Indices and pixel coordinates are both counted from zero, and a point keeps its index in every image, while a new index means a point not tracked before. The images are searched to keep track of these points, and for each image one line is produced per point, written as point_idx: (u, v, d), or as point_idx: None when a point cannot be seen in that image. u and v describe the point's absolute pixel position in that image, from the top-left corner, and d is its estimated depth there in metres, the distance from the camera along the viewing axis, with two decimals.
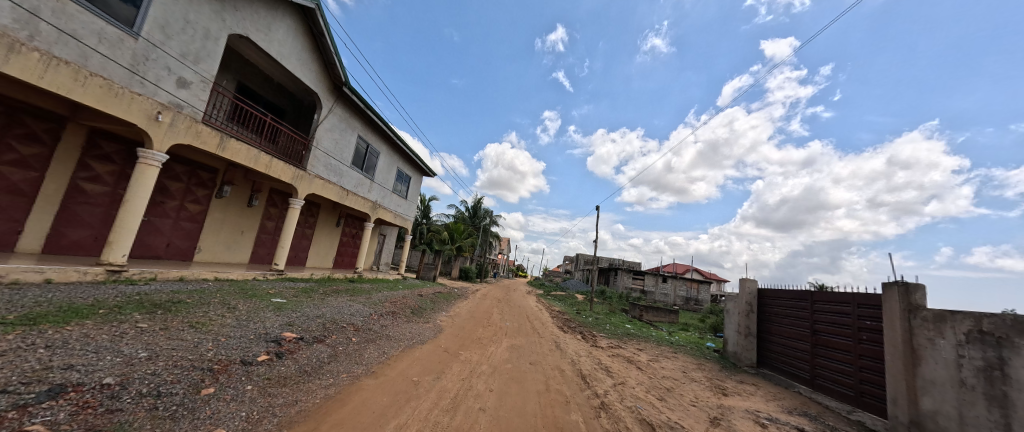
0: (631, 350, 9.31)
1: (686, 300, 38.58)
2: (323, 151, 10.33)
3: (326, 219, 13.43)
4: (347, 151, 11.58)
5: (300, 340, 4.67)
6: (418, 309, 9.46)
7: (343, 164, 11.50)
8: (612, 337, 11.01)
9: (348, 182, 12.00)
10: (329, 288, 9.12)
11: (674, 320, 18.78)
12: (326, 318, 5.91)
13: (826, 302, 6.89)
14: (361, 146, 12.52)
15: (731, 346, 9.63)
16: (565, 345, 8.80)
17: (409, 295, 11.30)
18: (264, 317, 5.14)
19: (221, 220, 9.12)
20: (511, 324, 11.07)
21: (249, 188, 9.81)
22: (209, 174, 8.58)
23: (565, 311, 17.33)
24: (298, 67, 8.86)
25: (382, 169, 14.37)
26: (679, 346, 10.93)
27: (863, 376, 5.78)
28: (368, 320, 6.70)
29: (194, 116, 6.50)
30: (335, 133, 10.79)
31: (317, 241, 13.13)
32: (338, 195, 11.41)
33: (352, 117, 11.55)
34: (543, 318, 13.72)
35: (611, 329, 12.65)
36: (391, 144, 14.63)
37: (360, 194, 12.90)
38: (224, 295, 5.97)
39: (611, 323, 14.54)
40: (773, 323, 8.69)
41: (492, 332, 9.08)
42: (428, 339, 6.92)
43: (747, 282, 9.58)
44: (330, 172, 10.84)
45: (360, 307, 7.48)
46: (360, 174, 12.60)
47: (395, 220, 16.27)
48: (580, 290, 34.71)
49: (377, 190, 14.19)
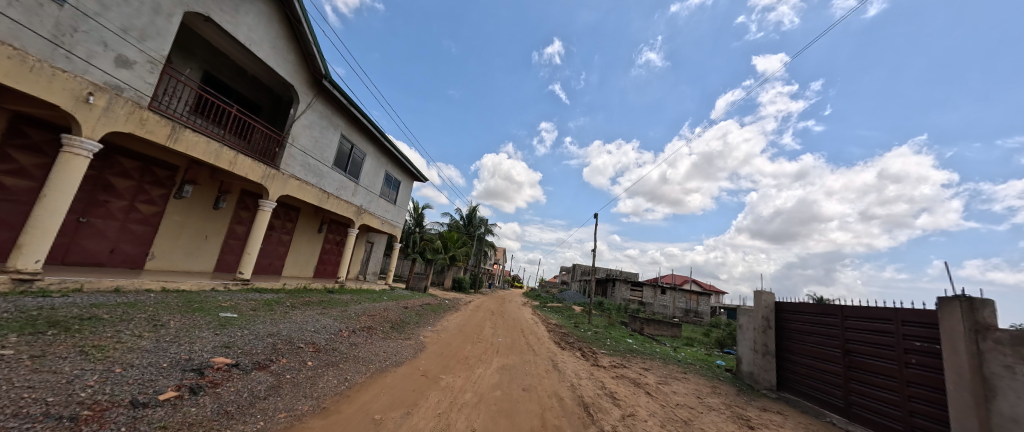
0: (636, 369, 8.37)
1: (686, 313, 37.53)
2: (300, 148, 9.53)
3: (306, 224, 12.51)
4: (329, 151, 10.80)
5: (233, 368, 3.70)
6: (399, 323, 8.50)
7: (324, 165, 10.70)
8: (614, 354, 10.06)
9: (329, 184, 11.16)
10: (299, 300, 8.13)
11: (677, 334, 17.82)
12: (280, 336, 4.96)
13: (860, 318, 6.11)
14: (344, 147, 11.75)
15: (746, 366, 8.77)
16: (563, 364, 7.84)
17: (392, 308, 10.30)
18: (196, 337, 4.18)
19: (181, 223, 8.20)
20: (504, 339, 10.06)
21: (217, 189, 8.94)
22: (167, 171, 7.71)
23: (562, 325, 16.31)
24: (271, 55, 8.19)
25: (368, 172, 13.58)
26: (688, 364, 10.00)
27: (914, 408, 4.98)
28: (335, 337, 5.76)
29: (137, 101, 5.71)
30: (314, 130, 10.02)
31: (295, 248, 12.18)
32: (317, 198, 10.56)
33: (335, 114, 10.83)
34: (539, 332, 12.72)
35: (612, 345, 11.67)
36: (378, 146, 13.89)
37: (343, 198, 12.07)
38: (158, 309, 5.00)
39: (611, 337, 13.56)
40: (793, 341, 7.89)
41: (482, 350, 8.10)
42: (406, 360, 5.96)
43: (761, 295, 8.83)
44: (308, 172, 10.04)
45: (328, 322, 6.53)
46: (342, 175, 11.79)
47: (383, 226, 15.38)
48: (578, 302, 33.61)
49: (363, 194, 13.37)
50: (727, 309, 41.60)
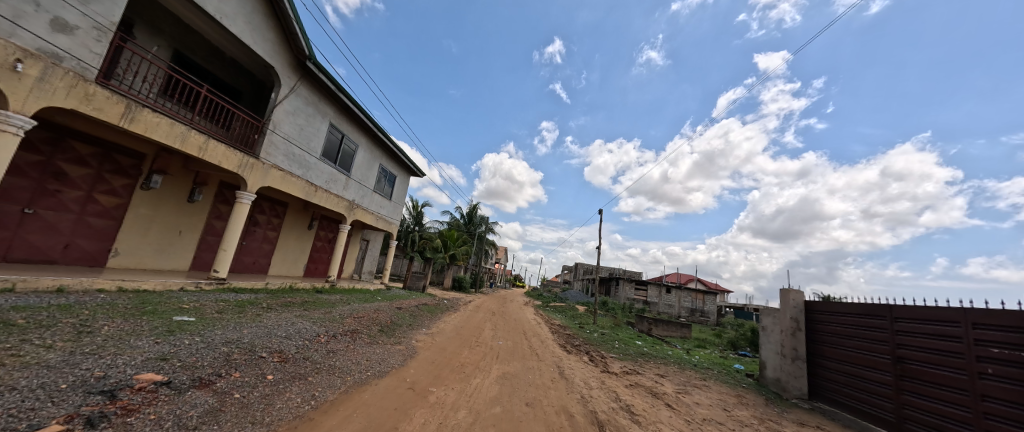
0: (651, 376, 7.57)
1: (692, 312, 36.65)
2: (283, 136, 8.78)
3: (294, 220, 11.80)
4: (316, 141, 10.06)
5: (161, 387, 2.92)
6: (390, 326, 7.75)
7: (311, 155, 9.95)
8: (625, 358, 9.27)
9: (317, 176, 10.42)
10: (279, 301, 7.38)
11: (687, 335, 17.02)
12: (239, 343, 4.19)
13: (919, 322, 5.40)
14: (334, 136, 11.00)
15: (771, 372, 8.07)
16: (571, 371, 7.07)
17: (385, 308, 9.54)
18: (128, 347, 3.40)
19: (150, 217, 7.47)
20: (505, 343, 9.28)
21: (191, 180, 8.20)
22: (131, 159, 6.98)
23: (566, 325, 15.55)
24: (246, 31, 7.46)
25: (361, 165, 12.82)
26: (705, 369, 9.20)
27: (991, 426, 4.32)
28: (310, 344, 5.00)
29: (81, 73, 4.97)
30: (299, 117, 9.28)
31: (282, 246, 11.45)
32: (304, 191, 9.81)
33: (322, 101, 10.09)
34: (542, 334, 11.93)
35: (621, 348, 10.89)
36: (371, 137, 13.14)
37: (333, 192, 11.33)
38: (96, 312, 4.25)
39: (619, 339, 12.78)
40: (826, 344, 7.14)
41: (481, 356, 7.33)
42: (391, 369, 5.19)
43: (788, 293, 8.04)
44: (293, 162, 9.28)
45: (306, 325, 5.77)
46: (332, 167, 11.03)
47: (378, 223, 14.65)
48: (581, 301, 32.77)
49: (355, 188, 12.62)
50: (733, 309, 40.75)
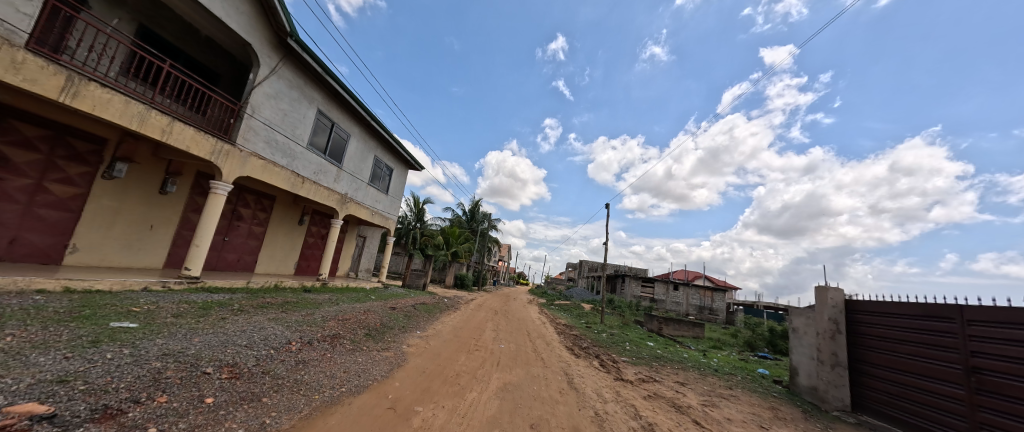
0: (670, 385, 6.75)
1: (700, 310, 35.73)
2: (263, 122, 8.02)
3: (282, 215, 11.10)
4: (302, 129, 9.30)
5: (38, 424, 2.14)
6: (380, 329, 7.02)
7: (296, 144, 9.21)
8: (638, 363, 8.45)
9: (304, 167, 9.67)
10: (256, 301, 6.65)
11: (699, 335, 16.17)
12: (180, 356, 3.42)
13: (1000, 327, 4.67)
14: (322, 124, 10.23)
15: (805, 379, 7.26)
16: (581, 381, 6.27)
17: (377, 309, 8.81)
18: (20, 366, 2.65)
19: (115, 210, 6.76)
20: (506, 346, 8.51)
21: (163, 170, 7.48)
22: (90, 145, 6.27)
23: (572, 325, 14.76)
24: (217, 2, 6.67)
25: (353, 156, 12.06)
26: (727, 375, 8.36)
27: None
28: (276, 354, 4.23)
29: (6, 36, 4.28)
30: (282, 102, 8.50)
31: (270, 242, 10.76)
32: (289, 183, 9.08)
33: (308, 85, 9.31)
34: (547, 335, 11.15)
35: (633, 350, 10.07)
36: (365, 126, 12.37)
37: (323, 184, 10.59)
38: (10, 318, 3.51)
39: (630, 340, 11.95)
40: (870, 349, 6.39)
41: (479, 362, 6.56)
42: (372, 383, 4.42)
43: (825, 291, 7.14)
44: (276, 151, 8.53)
45: (277, 330, 5.03)
46: (321, 157, 10.28)
47: (374, 218, 13.95)
48: (586, 299, 31.97)
49: (347, 180, 11.88)
50: (742, 306, 39.70)
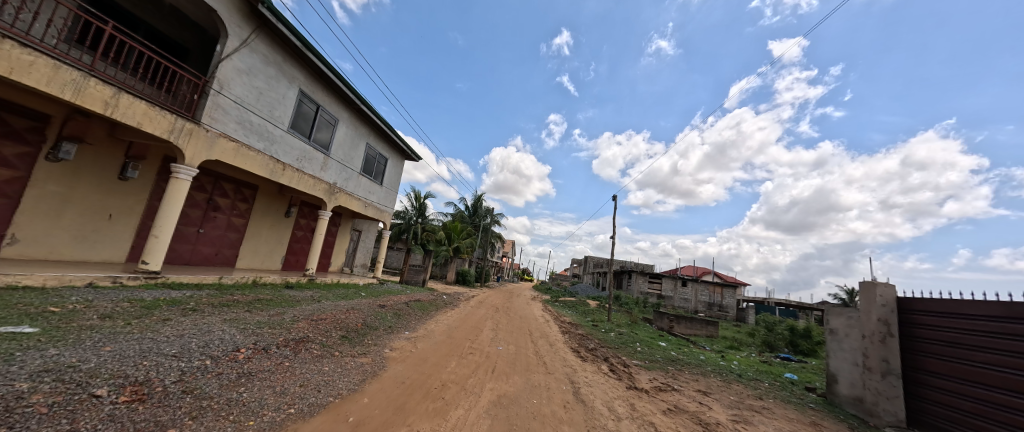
0: (692, 396, 5.87)
1: (709, 307, 34.68)
2: (234, 100, 7.15)
3: (265, 206, 10.37)
4: (281, 110, 8.44)
5: None
6: (360, 330, 6.24)
7: (275, 127, 8.34)
8: (652, 367, 7.59)
9: (285, 153, 8.83)
10: (219, 299, 5.88)
11: (713, 333, 15.21)
12: (61, 374, 2.60)
13: None
14: (305, 106, 9.36)
15: (845, 388, 6.31)
16: (589, 391, 5.43)
17: (362, 307, 8.03)
18: None
19: (64, 196, 6.02)
20: (505, 348, 7.67)
21: (123, 153, 6.71)
22: (28, 122, 5.49)
23: (578, 323, 13.91)
24: None
25: (342, 143, 11.21)
26: (753, 382, 7.44)
27: None
28: (212, 366, 3.41)
29: None
30: (257, 78, 7.61)
31: (252, 235, 10.06)
32: (267, 170, 8.26)
33: (287, 62, 8.42)
34: (550, 334, 10.32)
35: (645, 352, 9.19)
36: (354, 111, 11.49)
37: (307, 172, 9.76)
38: None
39: (641, 341, 11.07)
40: (932, 355, 5.40)
41: (472, 369, 5.74)
42: (332, 400, 3.60)
43: (873, 286, 6.09)
44: (250, 133, 7.68)
45: (227, 334, 4.23)
46: (304, 143, 9.44)
47: (367, 211, 13.16)
48: (592, 295, 31.09)
49: (336, 169, 11.04)
50: (753, 303, 38.48)
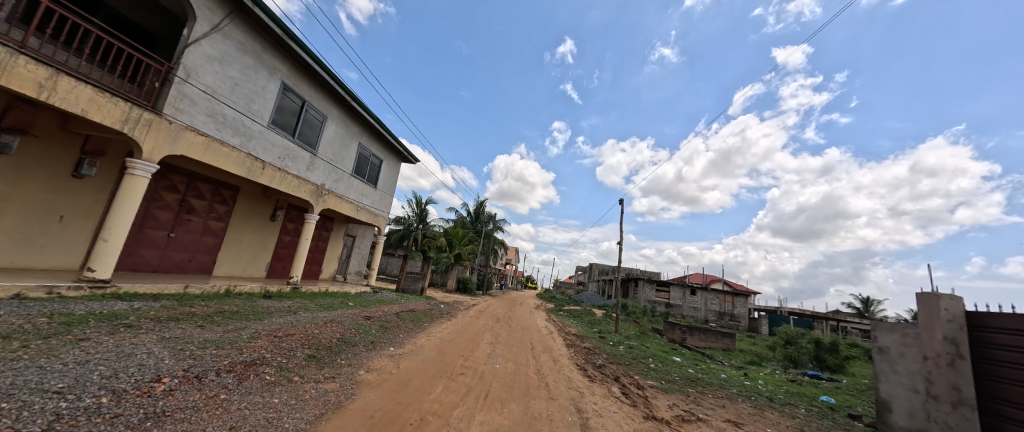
0: (722, 428, 4.94)
1: (720, 316, 33.35)
2: (203, 90, 6.55)
3: (247, 209, 9.71)
4: (260, 103, 7.85)
5: None
6: (334, 347, 5.42)
7: (253, 121, 7.74)
8: (670, 389, 6.64)
9: (265, 150, 8.19)
10: (171, 313, 5.12)
11: (729, 346, 14.14)
12: None
13: None
14: (289, 101, 8.77)
15: (902, 419, 5.33)
16: (600, 423, 4.52)
17: (344, 319, 7.22)
18: None
19: (5, 195, 5.36)
20: (503, 366, 6.76)
21: (78, 148, 6.08)
22: None
23: (584, 335, 12.95)
24: None
25: (331, 141, 10.59)
26: (787, 408, 6.46)
27: None
28: (106, 408, 2.57)
29: None
30: (231, 67, 7.02)
31: (232, 240, 9.39)
32: (242, 167, 7.61)
33: (267, 52, 7.86)
34: (554, 349, 9.39)
35: (660, 369, 8.24)
36: (344, 108, 10.90)
37: (292, 172, 9.11)
38: None
39: (653, 355, 10.08)
40: (1016, 384, 4.38)
41: (461, 395, 4.86)
42: None
43: (934, 298, 5.09)
44: (223, 127, 7.07)
45: (153, 358, 3.43)
46: (287, 140, 8.81)
47: (359, 214, 12.47)
48: (598, 304, 29.96)
49: (324, 169, 10.40)
50: (766, 312, 37.01)
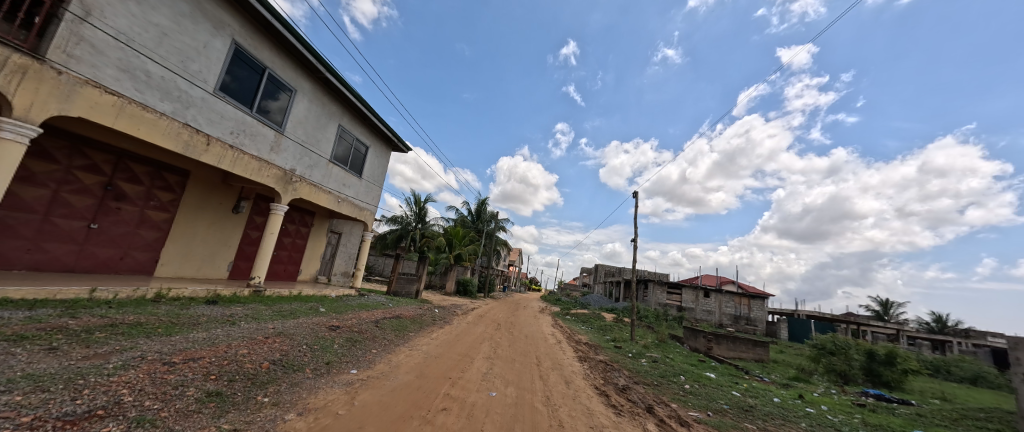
0: None
1: (736, 320, 31.41)
2: (111, 36, 5.20)
3: (199, 197, 8.29)
4: (200, 64, 6.50)
5: None
6: (258, 373, 3.81)
7: (191, 85, 6.38)
8: (724, 425, 4.95)
9: (211, 123, 6.78)
10: (24, 327, 3.59)
11: (762, 357, 12.41)
12: None
13: None
14: (242, 66, 7.40)
15: None
16: None
17: (298, 330, 5.63)
18: None
19: None
20: (502, 395, 5.09)
21: None
22: None
23: (596, 344, 11.29)
24: None
25: (303, 119, 9.16)
26: None
27: None
28: None
29: None
30: (153, 12, 5.69)
31: (179, 234, 7.97)
32: (177, 141, 6.17)
33: (209, 1, 6.53)
34: (565, 364, 7.74)
35: (699, 393, 6.55)
36: (318, 81, 9.53)
37: (249, 152, 7.68)
38: None
39: (684, 372, 8.36)
40: None
41: None
42: None
43: None
44: (146, 88, 5.70)
45: None
46: (241, 112, 7.41)
47: (341, 207, 10.98)
48: (606, 307, 28.24)
49: (294, 152, 8.97)
50: (784, 316, 34.91)
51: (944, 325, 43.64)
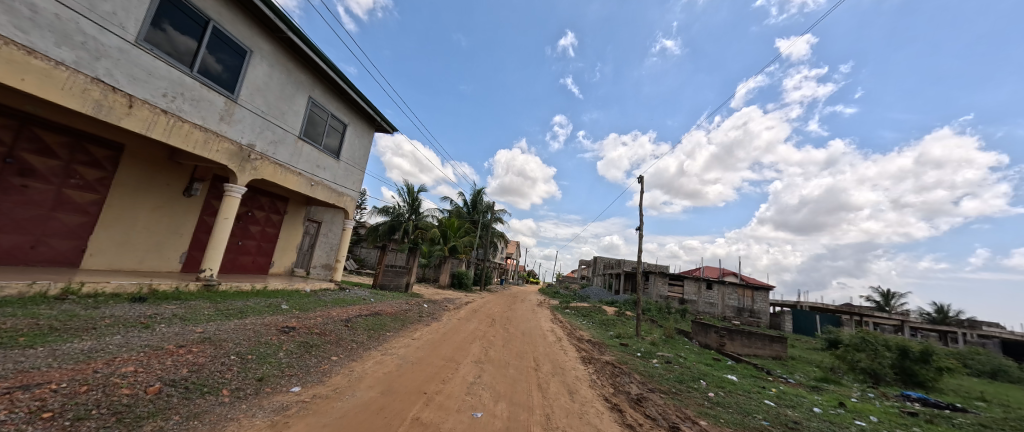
0: None
1: (739, 312, 30.63)
2: None
3: (139, 176, 7.06)
4: (114, 4, 5.22)
5: None
6: (133, 404, 2.65)
7: (101, 29, 5.10)
8: None
9: (134, 80, 5.53)
10: None
11: (780, 354, 11.43)
12: None
13: None
14: (176, 13, 6.11)
15: None
16: None
17: (235, 335, 4.47)
18: None
19: None
20: (491, 416, 3.97)
21: None
22: None
23: (600, 342, 10.23)
24: None
25: (261, 86, 7.88)
26: None
27: None
28: None
29: None
30: None
31: (114, 219, 6.78)
32: (85, 100, 4.89)
33: None
34: (568, 368, 6.66)
35: (727, 404, 5.49)
36: (280, 43, 8.22)
37: (192, 120, 6.44)
38: None
39: (704, 375, 7.31)
40: None
41: None
42: None
43: None
44: (31, 27, 4.42)
45: None
46: (177, 71, 6.14)
47: (314, 192, 9.74)
48: (607, 301, 27.33)
49: (252, 124, 7.73)
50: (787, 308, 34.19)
51: (946, 315, 43.16)
